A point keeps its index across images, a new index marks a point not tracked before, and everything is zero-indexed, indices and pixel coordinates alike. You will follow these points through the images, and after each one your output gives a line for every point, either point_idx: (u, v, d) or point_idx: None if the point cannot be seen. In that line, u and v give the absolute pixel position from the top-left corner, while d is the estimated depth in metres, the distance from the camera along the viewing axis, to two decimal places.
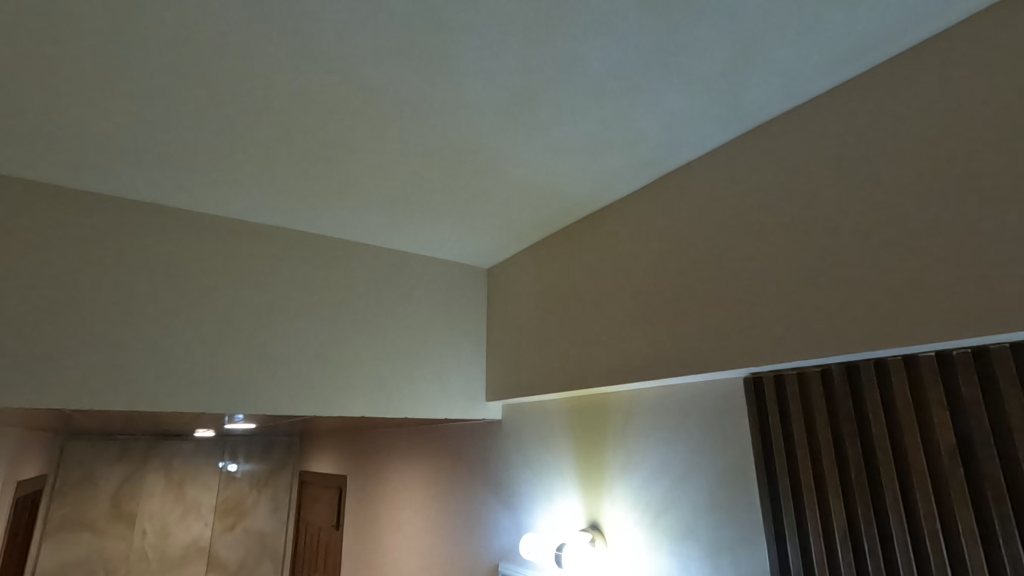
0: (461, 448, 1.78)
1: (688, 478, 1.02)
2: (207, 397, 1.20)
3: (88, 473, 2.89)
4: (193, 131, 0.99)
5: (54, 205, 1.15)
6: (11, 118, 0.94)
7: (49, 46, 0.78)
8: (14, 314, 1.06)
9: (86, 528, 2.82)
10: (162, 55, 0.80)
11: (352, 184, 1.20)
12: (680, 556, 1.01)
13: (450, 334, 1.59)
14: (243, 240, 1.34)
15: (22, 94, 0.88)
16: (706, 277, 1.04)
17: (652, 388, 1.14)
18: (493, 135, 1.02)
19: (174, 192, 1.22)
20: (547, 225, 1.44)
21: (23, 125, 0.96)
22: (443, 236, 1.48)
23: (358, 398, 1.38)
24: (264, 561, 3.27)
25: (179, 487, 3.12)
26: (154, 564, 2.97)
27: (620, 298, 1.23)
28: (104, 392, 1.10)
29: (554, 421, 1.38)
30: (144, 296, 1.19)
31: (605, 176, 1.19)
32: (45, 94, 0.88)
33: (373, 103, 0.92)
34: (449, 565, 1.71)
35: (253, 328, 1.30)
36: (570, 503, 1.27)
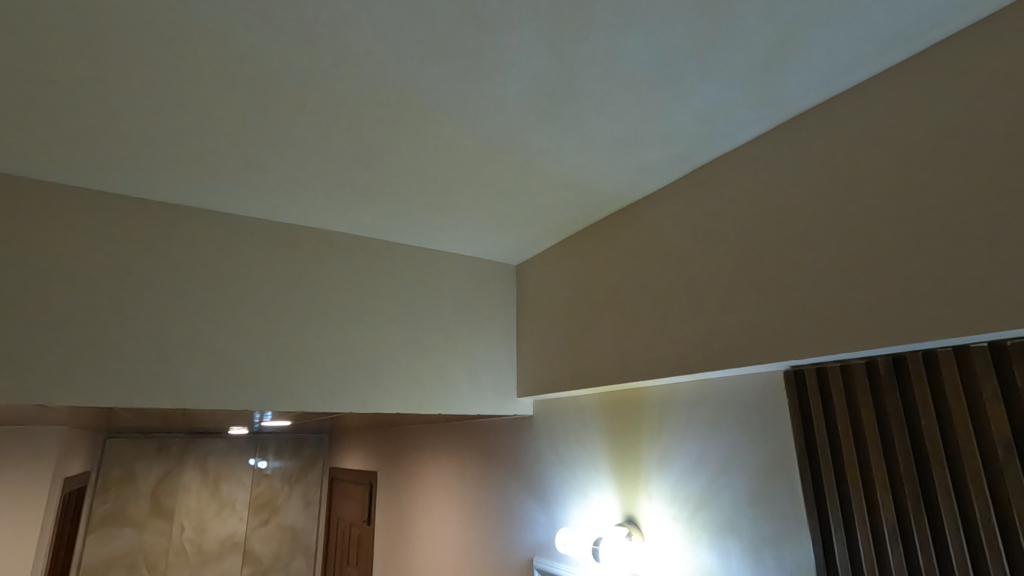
0: (492, 444, 1.79)
1: (727, 473, 1.02)
2: (247, 395, 1.23)
3: (128, 470, 2.98)
4: (231, 136, 1.02)
5: (99, 210, 1.19)
6: (59, 127, 0.97)
7: (95, 56, 0.80)
8: (64, 316, 1.10)
9: (127, 524, 2.91)
10: (201, 62, 0.82)
11: (383, 184, 1.21)
12: (720, 551, 1.00)
13: (480, 332, 1.60)
14: (277, 241, 1.37)
15: (70, 104, 0.91)
16: (742, 270, 1.03)
17: (688, 382, 1.13)
18: (526, 131, 1.03)
19: (211, 196, 1.25)
20: (577, 220, 1.44)
21: (70, 134, 1.00)
22: (473, 233, 1.49)
23: (391, 396, 1.40)
24: (296, 556, 3.34)
25: (215, 483, 3.20)
26: (192, 559, 3.05)
27: (653, 294, 1.23)
28: (149, 391, 1.13)
29: (588, 417, 1.39)
30: (184, 298, 1.22)
31: (638, 170, 1.18)
32: (91, 103, 0.91)
33: (407, 103, 0.93)
34: (483, 559, 1.72)
35: (289, 328, 1.32)
36: (605, 498, 1.27)
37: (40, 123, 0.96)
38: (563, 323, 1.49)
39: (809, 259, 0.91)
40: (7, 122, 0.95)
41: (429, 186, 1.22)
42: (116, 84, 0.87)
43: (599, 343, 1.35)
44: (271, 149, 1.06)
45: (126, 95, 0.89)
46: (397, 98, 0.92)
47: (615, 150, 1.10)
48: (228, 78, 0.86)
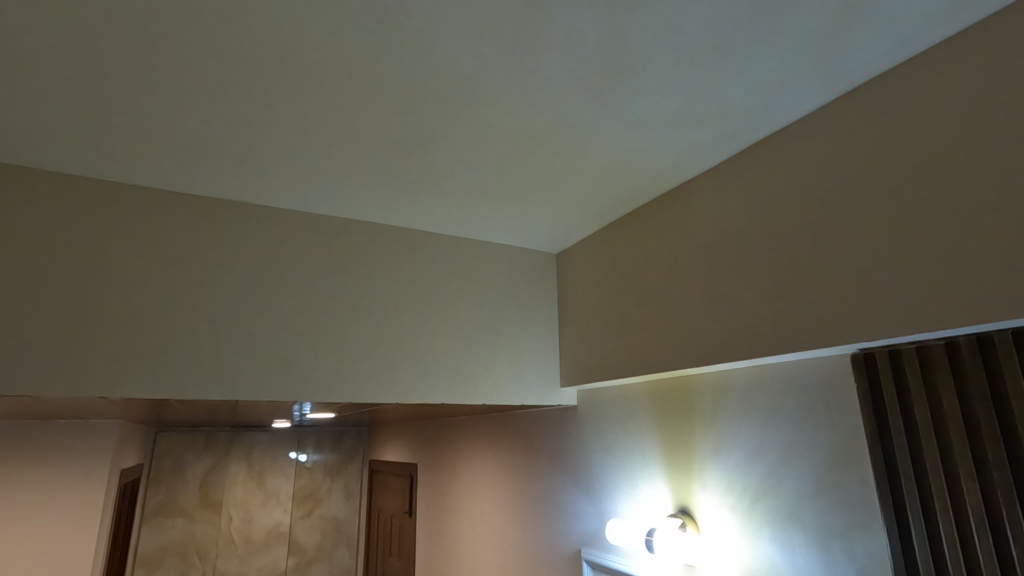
0: (536, 435, 1.78)
1: (789, 461, 0.98)
2: (294, 386, 1.24)
3: (177, 463, 3.08)
4: (272, 128, 1.01)
5: (147, 207, 1.21)
6: (107, 124, 0.99)
7: (139, 52, 0.81)
8: (117, 312, 1.12)
9: (178, 514, 3.01)
10: (242, 55, 0.82)
11: (422, 172, 1.20)
12: (783, 543, 0.96)
13: (522, 321, 1.58)
14: (318, 234, 1.37)
15: (116, 100, 0.92)
16: (800, 250, 0.98)
17: (744, 368, 1.09)
18: (573, 113, 0.99)
19: (253, 189, 1.25)
20: (620, 204, 1.39)
21: (116, 130, 1.01)
22: (513, 221, 1.47)
23: (435, 386, 1.40)
24: (339, 546, 3.40)
25: (259, 475, 3.28)
26: (240, 548, 3.14)
27: (702, 278, 1.18)
28: (199, 384, 1.15)
29: (636, 405, 1.35)
30: (230, 291, 1.24)
31: (687, 149, 1.13)
32: (138, 100, 0.92)
33: (449, 87, 0.91)
34: (529, 550, 1.71)
35: (331, 320, 1.32)
36: (656, 488, 1.24)
37: (88, 121, 0.98)
38: (607, 312, 1.46)
39: (876, 236, 0.85)
40: (59, 121, 0.97)
41: (470, 173, 1.20)
42: (157, 77, 0.87)
43: (645, 331, 1.31)
44: (311, 140, 1.06)
45: (167, 90, 0.90)
46: (438, 83, 0.90)
47: (665, 129, 1.06)
48: (266, 67, 0.85)
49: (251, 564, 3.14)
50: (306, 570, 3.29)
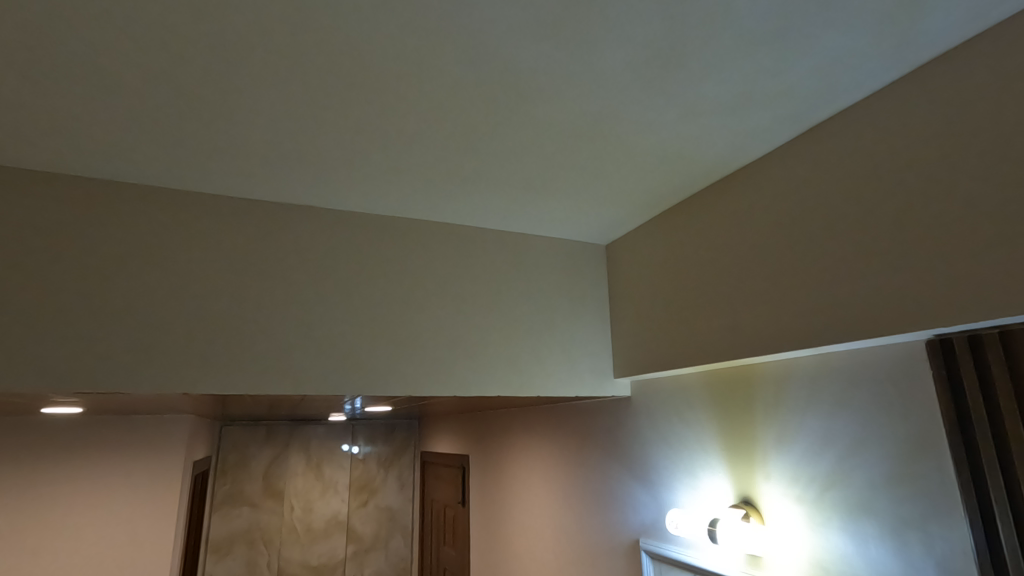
0: (589, 426, 1.79)
1: (859, 450, 0.95)
2: (355, 381, 1.29)
3: (242, 455, 3.25)
4: (328, 132, 1.05)
5: (214, 213, 1.27)
6: (177, 136, 1.04)
7: (205, 66, 0.85)
8: (191, 313, 1.19)
9: (244, 503, 3.18)
10: (299, 63, 0.85)
11: (472, 169, 1.21)
12: (854, 534, 0.94)
13: (573, 313, 1.58)
14: (373, 233, 1.41)
15: (185, 113, 0.97)
16: (865, 234, 0.94)
17: (807, 357, 1.07)
18: (625, 103, 0.99)
19: (311, 193, 1.30)
20: (671, 194, 1.37)
21: (185, 141, 1.07)
22: (563, 214, 1.47)
23: (490, 378, 1.42)
24: (394, 534, 3.50)
25: (317, 466, 3.41)
26: (302, 536, 3.28)
27: (759, 265, 1.15)
28: (268, 379, 1.21)
29: (693, 396, 1.34)
30: (292, 292, 1.29)
31: (742, 135, 1.10)
32: (205, 113, 0.97)
33: (501, 84, 0.92)
34: (586, 540, 1.72)
35: (388, 316, 1.36)
36: (717, 479, 1.23)
37: (160, 134, 1.04)
38: (659, 302, 1.44)
39: (946, 219, 0.82)
40: (135, 135, 1.04)
41: (519, 168, 1.21)
42: (222, 88, 0.91)
43: (700, 320, 1.29)
44: (364, 142, 1.09)
45: (232, 100, 0.94)
46: (490, 79, 0.91)
47: (720, 116, 1.03)
48: (324, 72, 0.87)
49: (313, 551, 3.28)
50: (364, 558, 3.40)
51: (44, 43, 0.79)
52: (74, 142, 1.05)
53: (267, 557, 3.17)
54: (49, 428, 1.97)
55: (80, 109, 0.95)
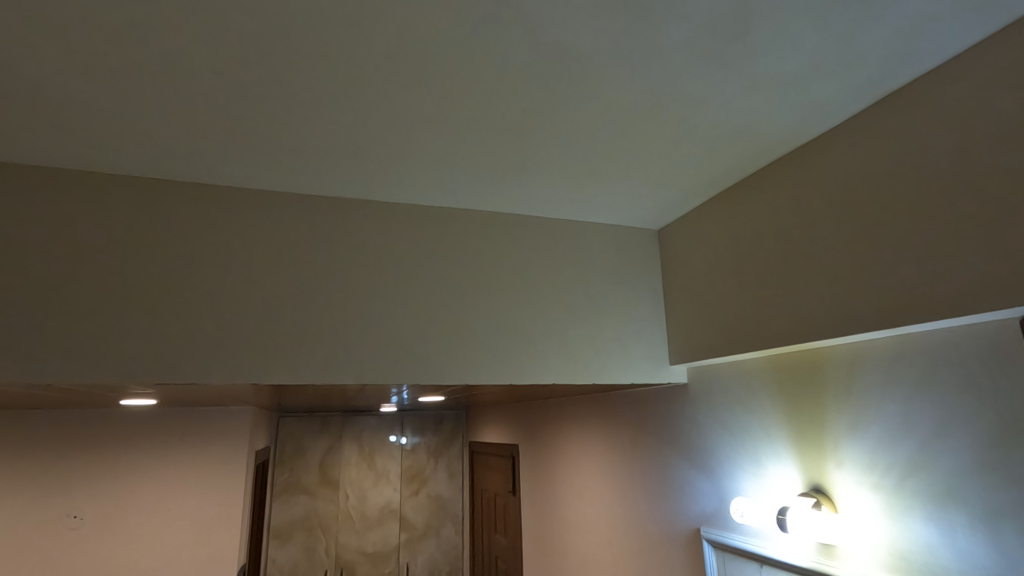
0: (643, 414, 1.76)
1: (944, 436, 0.90)
2: (414, 370, 1.30)
3: (299, 445, 3.37)
4: (383, 125, 1.06)
5: (274, 210, 1.30)
6: (238, 135, 1.07)
7: (265, 65, 0.87)
8: (256, 308, 1.23)
9: (302, 491, 3.30)
10: (356, 57, 0.86)
11: (523, 156, 1.20)
12: (939, 523, 0.90)
13: (626, 300, 1.56)
14: (427, 224, 1.42)
15: (247, 112, 1.00)
16: (948, 207, 0.88)
17: (883, 339, 1.02)
18: (684, 81, 0.95)
19: (366, 186, 1.31)
20: (727, 175, 1.32)
21: (246, 140, 1.09)
22: (614, 199, 1.44)
23: (546, 366, 1.42)
24: (446, 523, 3.56)
25: (370, 456, 3.50)
26: (358, 523, 3.37)
27: (824, 246, 1.10)
28: (330, 369, 1.24)
29: (755, 382, 1.30)
30: (350, 283, 1.31)
31: (808, 109, 1.05)
32: (265, 112, 1.00)
33: (555, 68, 0.90)
34: (644, 529, 1.70)
35: (441, 306, 1.37)
36: (784, 467, 1.19)
37: (223, 134, 1.07)
38: (716, 287, 1.40)
39: None
40: (199, 136, 1.07)
41: (572, 154, 1.19)
42: (282, 85, 0.92)
43: (761, 304, 1.25)
44: (417, 133, 1.09)
45: (291, 97, 0.96)
46: (546, 65, 0.89)
47: (784, 90, 0.99)
48: (380, 65, 0.88)
49: (368, 538, 3.37)
50: (418, 545, 3.48)
51: (118, 50, 0.82)
52: (144, 144, 1.10)
53: (325, 543, 3.28)
54: (125, 419, 2.10)
55: (151, 112, 0.99)
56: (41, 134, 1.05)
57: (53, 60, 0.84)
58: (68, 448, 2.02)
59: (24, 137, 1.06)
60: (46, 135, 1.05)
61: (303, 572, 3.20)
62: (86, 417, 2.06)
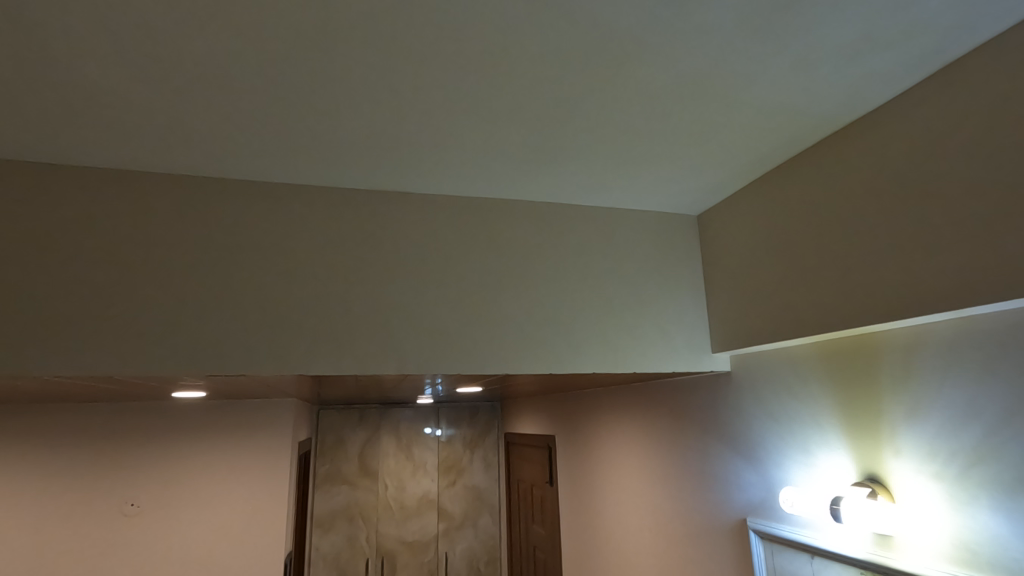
0: (684, 403, 1.73)
1: (1011, 422, 0.86)
2: (455, 359, 1.31)
3: (339, 437, 3.45)
4: (420, 116, 1.06)
5: (313, 204, 1.32)
6: (277, 130, 1.09)
7: (303, 60, 0.88)
8: (299, 301, 1.25)
9: (343, 481, 3.37)
10: (391, 49, 0.86)
11: (560, 144, 1.18)
12: (1007, 513, 0.85)
13: (666, 287, 1.53)
14: (464, 215, 1.42)
15: (288, 108, 1.01)
16: (1013, 182, 0.83)
17: (943, 322, 0.97)
18: (726, 59, 0.92)
19: (402, 178, 1.32)
20: (771, 156, 1.28)
21: (287, 134, 1.11)
22: (653, 184, 1.41)
23: (585, 355, 1.41)
24: (483, 513, 3.59)
25: (408, 447, 3.56)
26: (397, 513, 3.43)
27: (876, 227, 1.06)
28: (373, 359, 1.26)
29: (804, 369, 1.26)
30: (389, 275, 1.32)
31: (861, 82, 1.00)
32: (304, 107, 1.01)
33: (592, 51, 0.88)
34: (687, 518, 1.68)
35: (480, 296, 1.37)
36: (836, 455, 1.16)
37: (264, 130, 1.09)
38: (760, 273, 1.36)
39: None
40: (240, 133, 1.09)
41: (611, 140, 1.17)
42: (321, 78, 0.93)
43: (809, 288, 1.20)
44: (453, 124, 1.09)
45: (331, 90, 0.96)
46: (584, 48, 0.87)
47: (835, 62, 0.94)
48: (418, 53, 0.87)
49: (407, 527, 3.43)
50: (456, 535, 3.52)
51: (166, 51, 0.84)
52: (190, 143, 1.13)
53: (366, 532, 3.35)
54: (176, 411, 2.18)
55: (196, 110, 1.01)
56: (93, 136, 1.09)
57: (104, 62, 0.87)
58: (124, 438, 2.12)
59: (78, 138, 1.09)
60: (97, 136, 1.09)
61: (345, 560, 3.28)
62: (139, 410, 2.15)
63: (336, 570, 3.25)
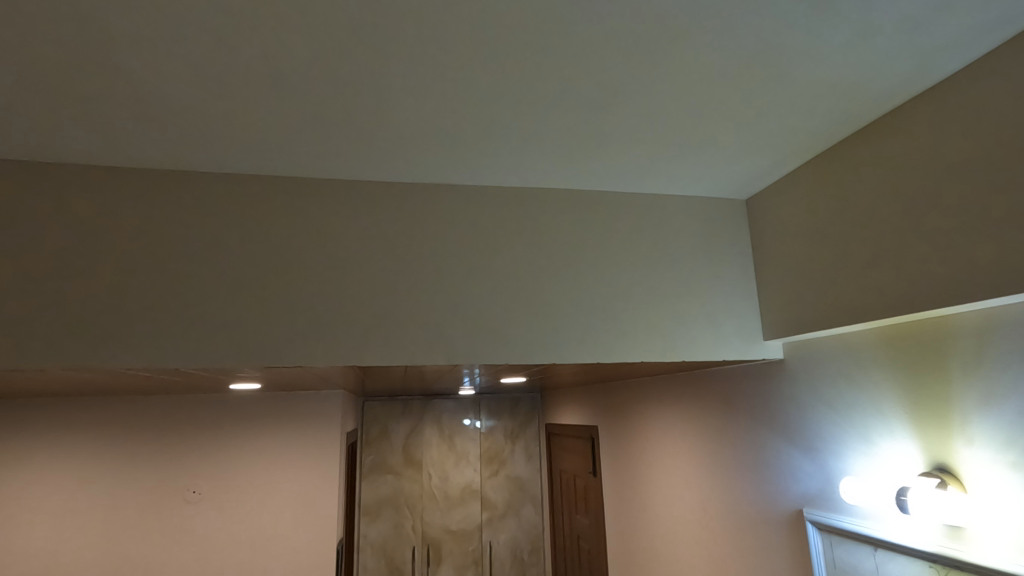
0: (734, 392, 1.70)
1: None
2: (501, 350, 1.32)
3: (383, 428, 3.53)
4: (462, 109, 1.06)
5: (358, 198, 1.34)
6: (322, 128, 1.11)
7: (347, 58, 0.89)
8: (348, 293, 1.28)
9: (388, 471, 3.45)
10: (433, 42, 0.86)
11: (603, 132, 1.17)
12: None
13: (714, 274, 1.50)
14: (506, 206, 1.42)
15: (335, 106, 1.03)
16: None
17: (1018, 303, 0.92)
18: (778, 38, 0.89)
19: (445, 170, 1.33)
20: (824, 136, 1.23)
21: (332, 131, 1.12)
22: (698, 170, 1.38)
23: (632, 344, 1.39)
24: (526, 503, 3.62)
25: (450, 437, 3.61)
26: (441, 502, 3.49)
27: (937, 207, 1.01)
28: (422, 350, 1.28)
29: (863, 355, 1.22)
30: (435, 267, 1.34)
31: (925, 55, 0.94)
32: (349, 104, 1.03)
33: (637, 36, 0.86)
34: (738, 508, 1.65)
35: (525, 286, 1.37)
36: (900, 443, 1.12)
37: (310, 128, 1.11)
38: (813, 257, 1.31)
39: None
40: (288, 132, 1.12)
41: (656, 125, 1.15)
42: (365, 73, 0.93)
43: (868, 272, 1.15)
44: (495, 115, 1.08)
45: (374, 84, 0.97)
46: (627, 32, 0.85)
47: (895, 37, 0.90)
48: (461, 43, 0.86)
49: (452, 516, 3.49)
50: (500, 524, 3.56)
51: (218, 55, 0.87)
52: (241, 143, 1.16)
53: (412, 521, 3.42)
54: (231, 404, 2.27)
55: (244, 109, 1.03)
56: (149, 138, 1.13)
57: (160, 65, 0.89)
58: (184, 429, 2.21)
59: (137, 141, 1.14)
60: (155, 139, 1.13)
61: (393, 548, 3.36)
62: (197, 402, 2.24)
63: (384, 558, 3.33)
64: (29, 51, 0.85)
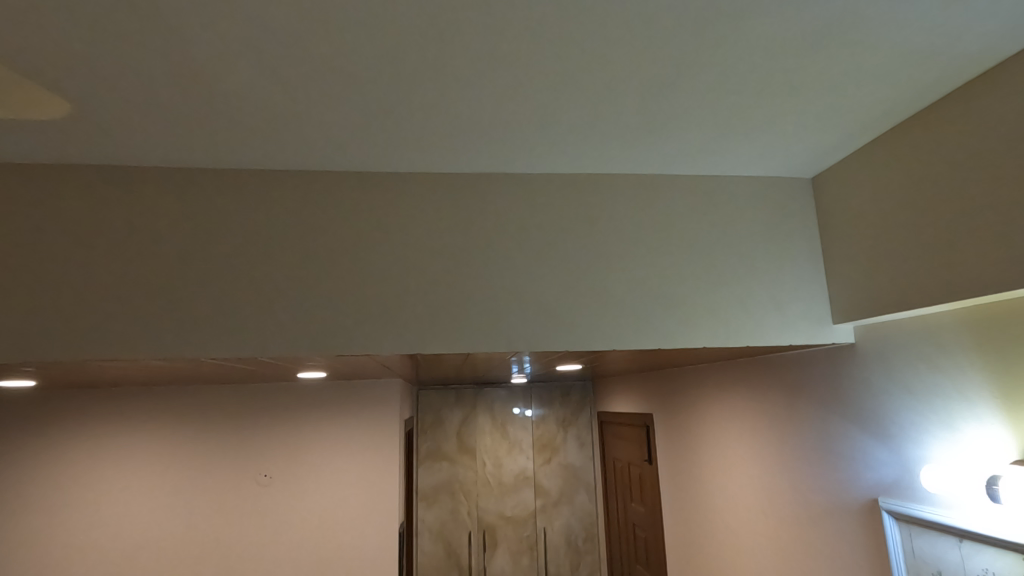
0: (799, 377, 1.65)
1: None
2: (560, 337, 1.32)
3: (437, 416, 3.60)
4: (516, 99, 1.06)
5: (415, 191, 1.37)
6: (381, 123, 1.14)
7: (405, 55, 0.91)
8: (409, 284, 1.31)
9: (443, 458, 3.53)
10: (488, 36, 0.87)
11: (659, 116, 1.15)
12: None
13: (777, 257, 1.45)
14: (561, 193, 1.41)
15: (393, 101, 1.05)
16: None
17: None
18: (844, 12, 0.85)
19: (499, 160, 1.33)
20: (897, 109, 1.16)
21: (390, 126, 1.15)
22: (758, 149, 1.33)
23: (692, 330, 1.37)
24: (579, 491, 3.63)
25: (503, 425, 3.65)
26: (495, 488, 3.54)
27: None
28: (481, 338, 1.30)
29: (944, 338, 1.16)
30: (491, 256, 1.35)
31: (1013, 17, 0.87)
32: (406, 99, 1.05)
33: (695, 17, 0.84)
34: (806, 497, 1.61)
35: (581, 273, 1.36)
36: (988, 429, 1.06)
37: (369, 125, 1.14)
38: (885, 237, 1.25)
39: None
40: (347, 130, 1.16)
41: (715, 106, 1.11)
42: (423, 66, 0.94)
43: (948, 250, 1.09)
44: (550, 104, 1.08)
45: (431, 78, 0.98)
46: (685, 14, 0.84)
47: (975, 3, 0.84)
48: (518, 33, 0.87)
49: (506, 502, 3.53)
50: (554, 510, 3.59)
51: (285, 59, 0.91)
52: (303, 142, 1.20)
53: (467, 506, 3.49)
54: (295, 392, 2.37)
55: (305, 107, 1.07)
56: (220, 141, 1.19)
57: (229, 70, 0.93)
58: (254, 416, 2.33)
59: (209, 145, 1.20)
60: (225, 142, 1.19)
61: (450, 532, 3.44)
62: (265, 391, 2.36)
63: (441, 541, 3.42)
64: (114, 64, 0.91)
